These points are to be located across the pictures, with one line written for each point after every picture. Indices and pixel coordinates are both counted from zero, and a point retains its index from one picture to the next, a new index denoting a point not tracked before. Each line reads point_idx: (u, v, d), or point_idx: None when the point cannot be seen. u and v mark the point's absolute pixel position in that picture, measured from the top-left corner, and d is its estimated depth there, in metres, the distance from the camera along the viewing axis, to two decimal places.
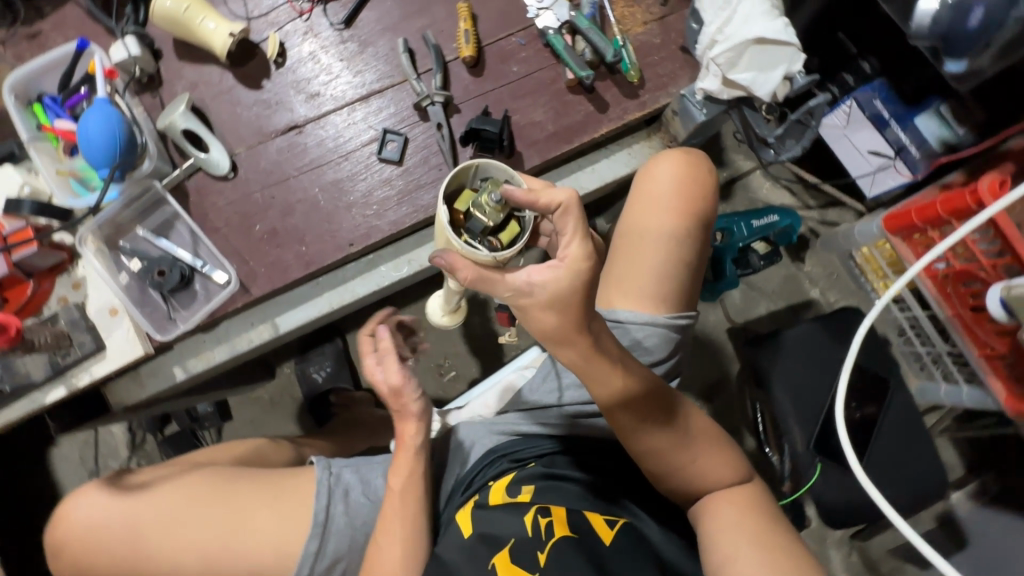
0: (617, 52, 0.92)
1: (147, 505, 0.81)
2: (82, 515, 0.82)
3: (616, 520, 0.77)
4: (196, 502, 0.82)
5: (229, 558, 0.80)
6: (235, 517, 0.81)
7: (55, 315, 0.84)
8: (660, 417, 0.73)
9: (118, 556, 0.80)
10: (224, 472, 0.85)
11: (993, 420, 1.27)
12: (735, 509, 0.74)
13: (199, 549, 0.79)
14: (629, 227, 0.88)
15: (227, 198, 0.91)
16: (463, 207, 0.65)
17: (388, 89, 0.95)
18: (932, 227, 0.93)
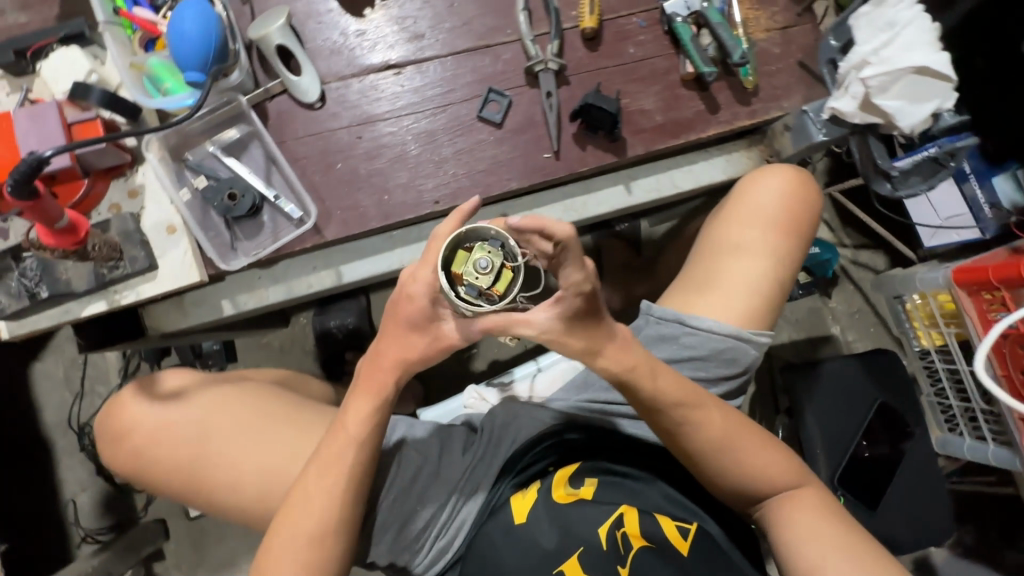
0: (744, 52, 0.87)
1: (180, 415, 0.78)
2: (146, 409, 0.79)
3: (688, 527, 0.76)
4: (267, 414, 0.79)
5: (265, 483, 0.75)
6: (262, 442, 0.76)
7: (107, 222, 0.76)
8: (715, 417, 0.69)
9: (178, 459, 0.77)
10: (260, 396, 0.81)
11: (992, 478, 1.28)
12: (811, 511, 0.70)
13: (258, 460, 0.76)
14: (723, 235, 0.87)
15: (309, 129, 0.84)
16: (460, 268, 0.60)
17: (498, 46, 0.89)
18: (1007, 287, 0.94)
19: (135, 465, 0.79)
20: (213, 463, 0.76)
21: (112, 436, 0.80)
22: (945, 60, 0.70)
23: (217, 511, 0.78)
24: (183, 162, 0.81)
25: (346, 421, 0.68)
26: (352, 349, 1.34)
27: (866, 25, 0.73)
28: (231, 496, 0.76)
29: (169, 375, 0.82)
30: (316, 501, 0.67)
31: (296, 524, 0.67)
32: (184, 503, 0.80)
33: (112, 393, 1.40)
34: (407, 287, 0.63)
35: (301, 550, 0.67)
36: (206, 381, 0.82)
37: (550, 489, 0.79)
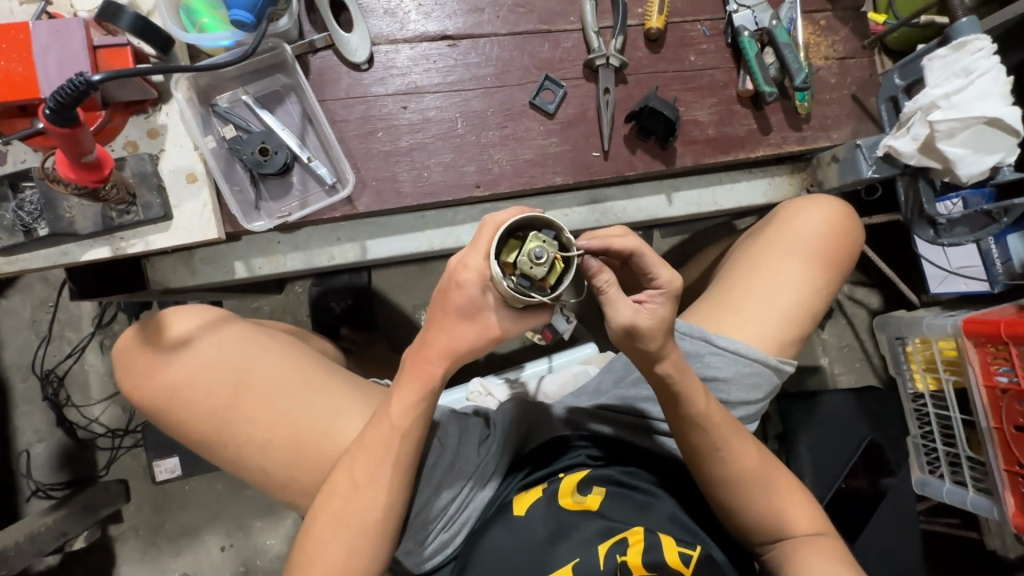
0: (807, 77, 0.85)
1: (196, 367, 0.71)
2: (180, 350, 0.72)
3: (691, 554, 0.69)
4: (311, 376, 0.74)
5: (287, 448, 0.71)
6: (289, 407, 0.71)
7: (122, 161, 0.70)
8: (745, 447, 0.71)
9: (209, 409, 0.71)
10: (282, 352, 0.74)
11: (956, 521, 1.31)
12: (829, 561, 0.69)
13: (298, 422, 0.71)
14: (765, 259, 0.86)
15: (352, 91, 0.79)
16: (510, 257, 0.54)
17: (559, 33, 0.85)
18: (1014, 343, 0.96)
19: (159, 406, 0.72)
20: (246, 419, 0.70)
21: (136, 370, 0.73)
22: (1015, 115, 0.71)
23: (242, 468, 0.72)
24: (212, 107, 0.75)
25: (394, 404, 0.65)
26: (349, 325, 1.25)
27: (939, 68, 0.74)
28: (261, 457, 0.71)
29: (207, 315, 0.75)
30: (371, 480, 0.65)
31: (351, 499, 0.65)
32: (204, 453, 0.73)
33: (83, 341, 1.30)
34: (455, 275, 0.59)
35: (348, 527, 0.64)
36: (244, 328, 0.76)
37: (555, 495, 0.74)
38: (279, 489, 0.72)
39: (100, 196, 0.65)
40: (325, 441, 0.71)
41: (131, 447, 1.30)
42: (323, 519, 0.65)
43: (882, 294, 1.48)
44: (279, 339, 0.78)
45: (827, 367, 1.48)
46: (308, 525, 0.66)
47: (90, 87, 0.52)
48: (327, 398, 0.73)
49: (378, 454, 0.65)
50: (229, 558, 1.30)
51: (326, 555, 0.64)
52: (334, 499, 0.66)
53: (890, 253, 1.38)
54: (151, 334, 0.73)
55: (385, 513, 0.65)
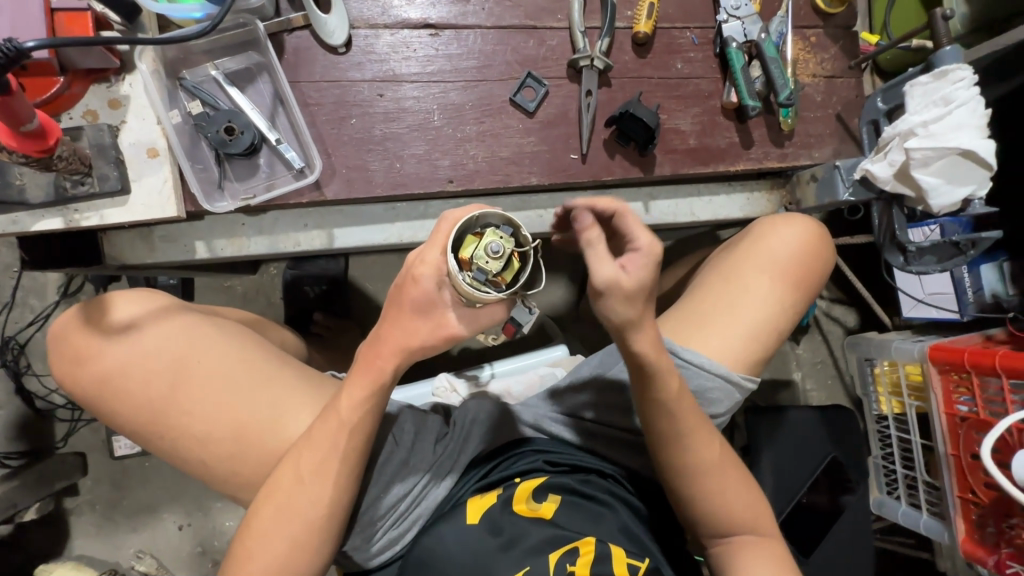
0: (791, 94, 0.84)
1: (137, 356, 0.69)
2: (117, 339, 0.70)
3: (639, 565, 0.68)
4: (256, 368, 0.72)
5: (230, 446, 0.69)
6: (231, 402, 0.69)
7: (79, 130, 0.67)
8: (706, 443, 0.70)
9: (147, 400, 0.69)
10: (227, 345, 0.72)
11: (910, 540, 1.33)
12: (766, 559, 0.70)
13: (239, 415, 0.69)
14: (734, 275, 0.85)
15: (327, 74, 0.77)
16: (466, 252, 0.55)
17: (545, 30, 0.83)
18: (977, 372, 0.97)
19: (96, 396, 0.70)
20: (187, 411, 0.69)
21: (74, 360, 0.71)
22: (990, 148, 0.71)
23: (184, 460, 0.70)
24: (179, 80, 0.72)
25: (341, 401, 0.63)
26: (322, 310, 1.24)
27: (919, 94, 0.74)
28: (203, 449, 0.69)
29: (147, 302, 0.73)
30: (314, 475, 0.63)
31: (294, 493, 0.63)
32: (145, 443, 0.72)
33: (47, 310, 1.27)
34: (412, 271, 0.57)
35: (291, 521, 0.63)
36: (187, 317, 0.73)
37: (510, 500, 0.72)
38: (222, 482, 0.71)
39: (52, 166, 0.62)
40: (269, 433, 0.69)
41: (92, 420, 1.27)
42: (264, 512, 0.63)
43: (857, 313, 1.49)
44: (225, 327, 0.75)
45: (799, 382, 1.50)
46: (248, 518, 0.64)
47: (20, 55, 0.48)
48: (271, 390, 0.71)
49: (320, 451, 0.63)
50: (186, 537, 1.29)
51: (266, 548, 0.63)
52: (276, 493, 0.64)
53: (867, 273, 1.38)
54: (88, 323, 0.71)
55: (328, 508, 0.64)
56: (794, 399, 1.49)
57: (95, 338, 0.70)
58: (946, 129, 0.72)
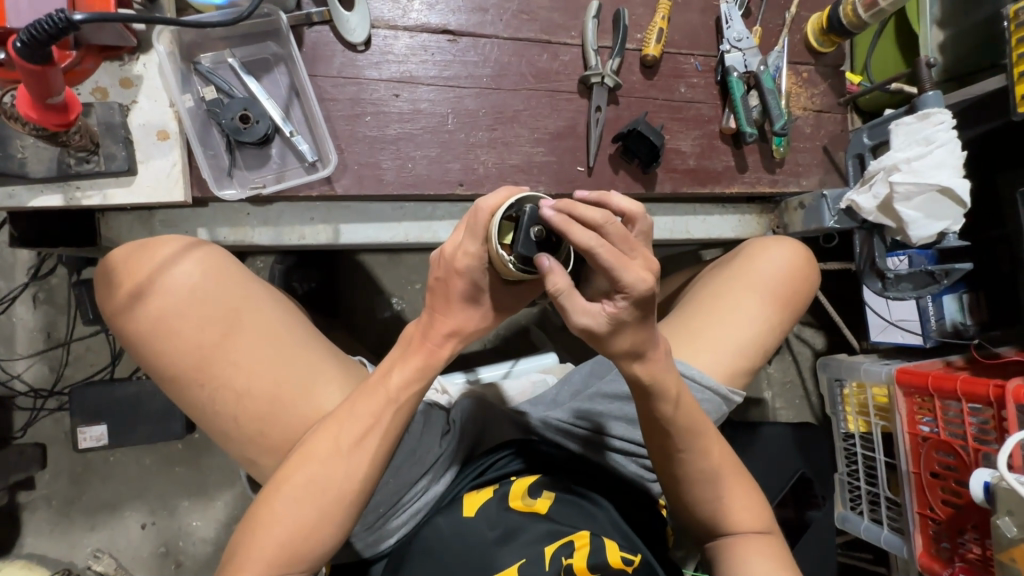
0: (785, 123, 0.90)
1: (185, 299, 0.65)
2: (170, 276, 0.65)
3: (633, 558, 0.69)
4: (304, 335, 0.70)
5: (264, 406, 0.66)
6: (274, 362, 0.67)
7: (88, 106, 0.66)
8: (711, 447, 0.70)
9: (192, 343, 0.65)
10: (272, 307, 0.70)
11: (869, 555, 1.40)
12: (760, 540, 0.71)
13: (283, 377, 0.67)
14: (749, 277, 0.90)
15: (344, 70, 0.77)
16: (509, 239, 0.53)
17: (559, 45, 0.86)
18: (939, 396, 1.04)
19: (135, 331, 0.65)
20: (235, 362, 0.65)
21: (115, 290, 0.66)
22: (964, 187, 0.78)
23: (212, 413, 0.66)
24: (194, 64, 0.71)
25: (390, 375, 0.62)
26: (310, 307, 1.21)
27: (905, 133, 0.80)
28: (237, 404, 0.65)
29: (198, 245, 0.69)
30: (354, 447, 0.61)
31: (328, 464, 0.60)
32: (172, 390, 0.66)
33: (14, 291, 1.21)
34: (451, 262, 0.56)
35: (322, 492, 0.59)
36: (242, 270, 0.71)
37: (505, 496, 0.73)
38: (244, 443, 0.67)
39: (61, 141, 0.60)
40: (306, 400, 0.67)
41: (55, 410, 1.21)
42: (293, 477, 0.60)
43: (827, 336, 1.57)
44: (272, 291, 0.73)
45: (770, 400, 1.56)
46: (275, 482, 0.60)
47: (69, 27, 0.49)
48: (315, 358, 0.69)
49: (363, 423, 0.61)
50: (149, 536, 1.23)
51: (291, 516, 0.58)
52: (309, 461, 0.60)
53: (839, 298, 1.46)
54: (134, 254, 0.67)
55: (364, 483, 0.61)
56: (766, 416, 1.55)
57: (145, 270, 0.65)
58: (927, 166, 0.79)
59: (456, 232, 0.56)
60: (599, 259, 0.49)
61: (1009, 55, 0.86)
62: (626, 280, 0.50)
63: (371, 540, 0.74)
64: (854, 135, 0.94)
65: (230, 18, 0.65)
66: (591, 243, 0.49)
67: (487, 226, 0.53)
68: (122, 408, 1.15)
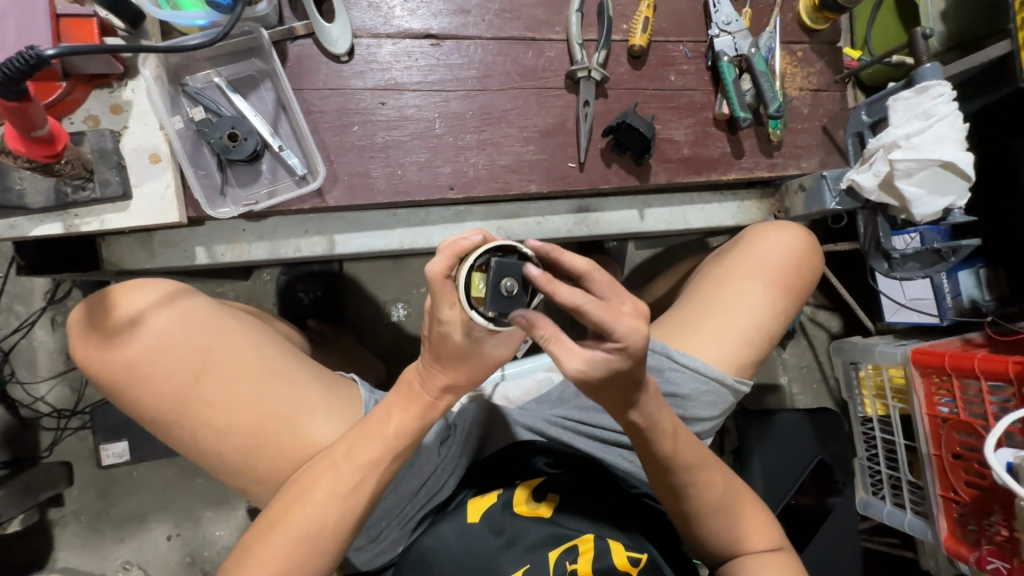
0: (780, 106, 0.88)
1: (155, 344, 0.65)
2: (138, 321, 0.66)
3: (640, 556, 0.71)
4: (281, 365, 0.70)
5: (247, 440, 0.67)
6: (250, 398, 0.67)
7: (81, 135, 0.67)
8: (717, 477, 0.69)
9: (167, 388, 0.65)
10: (247, 340, 0.69)
11: (896, 540, 1.36)
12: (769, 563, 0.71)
13: (263, 411, 0.67)
14: (741, 277, 0.87)
15: (329, 82, 0.78)
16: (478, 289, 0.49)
17: (544, 42, 0.85)
18: (957, 375, 1.01)
19: (111, 379, 0.66)
20: (209, 403, 0.66)
21: (89, 338, 0.66)
22: (969, 160, 0.76)
23: (197, 450, 0.67)
24: (182, 86, 0.73)
25: (390, 421, 0.62)
26: (316, 317, 1.23)
27: (903, 109, 0.78)
28: (219, 441, 0.66)
29: (171, 288, 0.69)
30: (352, 490, 0.61)
31: (317, 501, 0.60)
32: (155, 430, 0.68)
33: (33, 316, 1.25)
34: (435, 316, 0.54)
35: (315, 532, 0.60)
36: (213, 306, 0.70)
37: (510, 502, 0.73)
38: (234, 475, 0.68)
39: (54, 171, 0.62)
40: (287, 433, 0.67)
41: (79, 429, 1.25)
42: (288, 517, 0.60)
43: (841, 318, 1.53)
44: (248, 322, 0.73)
45: (785, 386, 1.53)
46: (268, 521, 0.61)
47: (41, 62, 0.50)
48: (294, 389, 0.69)
49: (360, 468, 0.61)
50: (175, 547, 1.26)
51: (284, 556, 0.59)
52: (306, 504, 0.60)
53: (851, 280, 1.42)
54: (105, 302, 0.67)
55: (357, 520, 0.61)
56: (782, 402, 1.52)
57: (115, 318, 0.66)
58: (929, 141, 0.76)
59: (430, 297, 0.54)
60: (592, 315, 0.49)
61: (1013, 19, 0.83)
62: (618, 332, 0.50)
63: (377, 551, 0.75)
64: (853, 113, 0.94)
65: (211, 38, 0.66)
66: (580, 300, 0.48)
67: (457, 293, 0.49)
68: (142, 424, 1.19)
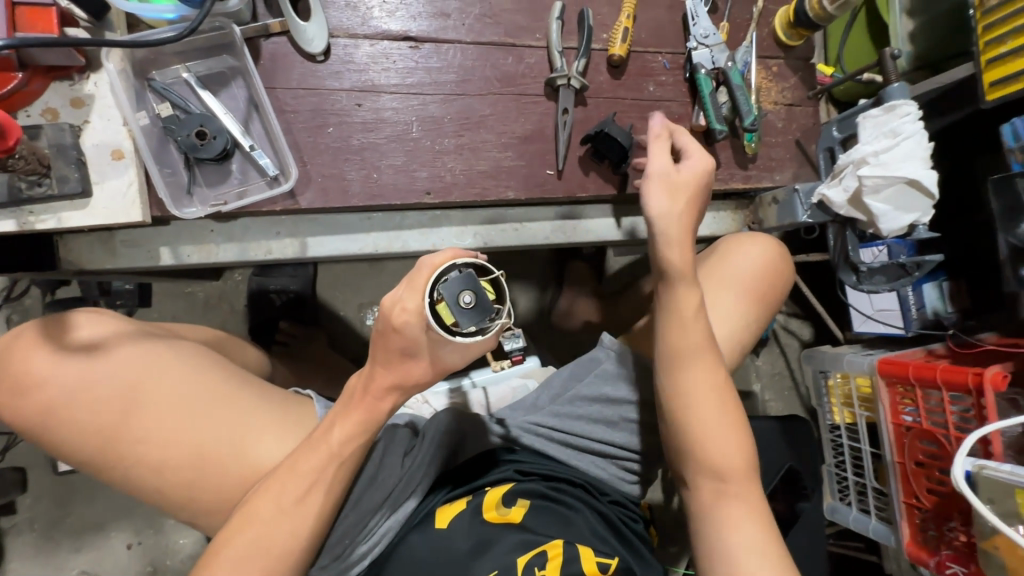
0: (755, 119, 0.89)
1: (79, 384, 0.63)
2: (63, 361, 0.64)
3: (609, 564, 0.71)
4: (217, 389, 0.67)
5: (191, 470, 0.65)
6: (187, 428, 0.65)
7: (37, 129, 0.64)
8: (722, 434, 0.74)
9: (97, 427, 0.63)
10: (179, 367, 0.67)
11: (861, 544, 1.40)
12: (748, 520, 0.70)
13: (202, 439, 0.65)
14: (711, 285, 0.88)
15: (304, 81, 0.76)
16: (447, 317, 0.50)
17: (524, 49, 0.85)
18: (920, 385, 1.04)
19: (36, 421, 0.64)
20: (141, 439, 0.63)
21: (12, 380, 0.64)
22: (933, 178, 0.78)
23: (138, 486, 0.65)
24: (148, 82, 0.70)
25: (332, 431, 0.59)
26: (288, 319, 1.20)
27: (872, 126, 0.80)
28: (160, 475, 0.64)
29: (107, 323, 0.67)
30: (297, 503, 0.59)
31: (270, 522, 0.58)
32: (94, 472, 0.66)
33: None
34: (389, 318, 0.53)
35: (263, 553, 0.58)
36: (142, 338, 0.68)
37: (480, 508, 0.73)
38: (179, 508, 0.66)
39: (7, 166, 0.59)
40: (232, 460, 0.66)
41: None
42: (235, 540, 0.58)
43: (812, 327, 1.56)
44: (186, 346, 0.71)
45: (758, 392, 1.56)
46: (213, 549, 0.58)
47: None
48: (234, 412, 0.67)
49: (304, 481, 0.59)
50: (135, 556, 1.22)
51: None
52: (252, 522, 0.58)
53: (821, 290, 1.46)
54: (29, 341, 0.65)
55: (308, 538, 0.59)
56: (754, 408, 1.55)
57: (38, 363, 0.64)
58: (894, 159, 0.78)
59: (398, 283, 0.52)
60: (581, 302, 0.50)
61: (976, 42, 0.87)
62: None
63: (340, 569, 0.72)
64: (824, 129, 0.96)
65: (180, 32, 0.64)
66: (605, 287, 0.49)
67: (428, 281, 0.51)
68: None
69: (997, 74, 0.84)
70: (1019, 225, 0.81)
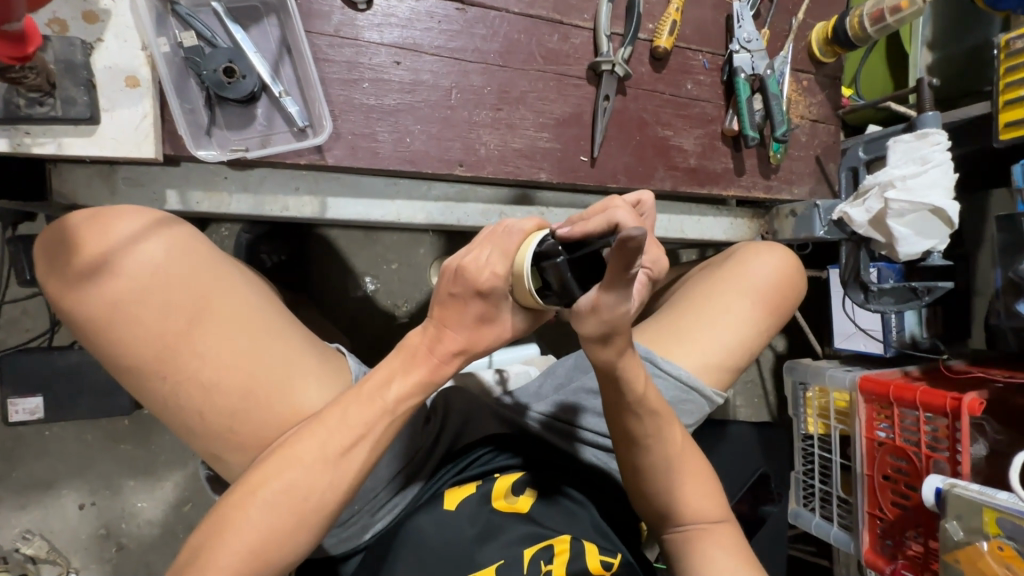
0: (786, 130, 0.90)
1: (144, 281, 0.57)
2: (125, 252, 0.58)
3: (612, 561, 0.71)
4: (277, 324, 0.64)
5: (234, 400, 0.59)
6: (246, 354, 0.60)
7: (44, 40, 0.58)
8: (672, 431, 0.70)
9: (155, 331, 0.57)
10: (242, 293, 0.63)
11: (813, 548, 1.47)
12: (699, 494, 0.72)
13: (256, 370, 0.60)
14: (727, 287, 0.89)
15: (341, 30, 0.71)
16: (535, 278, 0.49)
17: (571, 28, 0.82)
18: (898, 404, 1.09)
19: (87, 316, 0.57)
20: (200, 353, 0.58)
21: (65, 268, 0.58)
22: (955, 209, 0.82)
23: (174, 408, 0.59)
24: (172, 4, 0.63)
25: (391, 386, 0.55)
26: (277, 281, 1.13)
27: (903, 151, 0.84)
28: (203, 399, 0.59)
29: (170, 225, 0.61)
30: (343, 455, 0.54)
31: (313, 469, 0.53)
32: (127, 381, 0.59)
33: None
34: (474, 282, 0.50)
35: (300, 501, 0.52)
36: (211, 252, 0.63)
37: (488, 495, 0.71)
38: (209, 439, 0.60)
39: (12, 78, 0.54)
40: (278, 397, 0.61)
41: None
42: (271, 482, 0.52)
43: (789, 340, 1.62)
44: (244, 273, 0.66)
45: (731, 398, 1.60)
46: (246, 486, 0.53)
47: None
48: (289, 350, 0.63)
49: (352, 433, 0.54)
50: (87, 518, 1.14)
51: (262, 526, 0.51)
52: (289, 466, 0.53)
53: (806, 305, 1.51)
54: (81, 228, 0.59)
55: (346, 493, 0.54)
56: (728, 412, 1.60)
57: (101, 247, 0.57)
58: (922, 185, 0.81)
59: (483, 246, 0.50)
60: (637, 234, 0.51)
61: (997, 82, 0.89)
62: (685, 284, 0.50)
63: (345, 537, 0.71)
64: (850, 149, 0.99)
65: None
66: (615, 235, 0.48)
67: (523, 248, 0.49)
68: (63, 380, 1.05)
69: (1013, 116, 0.87)
70: (1018, 261, 0.85)
